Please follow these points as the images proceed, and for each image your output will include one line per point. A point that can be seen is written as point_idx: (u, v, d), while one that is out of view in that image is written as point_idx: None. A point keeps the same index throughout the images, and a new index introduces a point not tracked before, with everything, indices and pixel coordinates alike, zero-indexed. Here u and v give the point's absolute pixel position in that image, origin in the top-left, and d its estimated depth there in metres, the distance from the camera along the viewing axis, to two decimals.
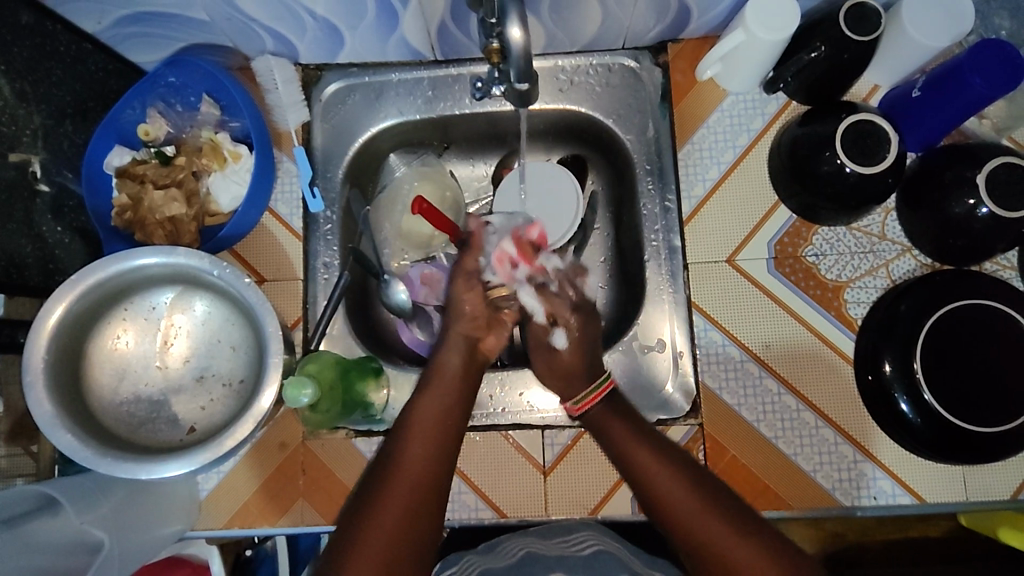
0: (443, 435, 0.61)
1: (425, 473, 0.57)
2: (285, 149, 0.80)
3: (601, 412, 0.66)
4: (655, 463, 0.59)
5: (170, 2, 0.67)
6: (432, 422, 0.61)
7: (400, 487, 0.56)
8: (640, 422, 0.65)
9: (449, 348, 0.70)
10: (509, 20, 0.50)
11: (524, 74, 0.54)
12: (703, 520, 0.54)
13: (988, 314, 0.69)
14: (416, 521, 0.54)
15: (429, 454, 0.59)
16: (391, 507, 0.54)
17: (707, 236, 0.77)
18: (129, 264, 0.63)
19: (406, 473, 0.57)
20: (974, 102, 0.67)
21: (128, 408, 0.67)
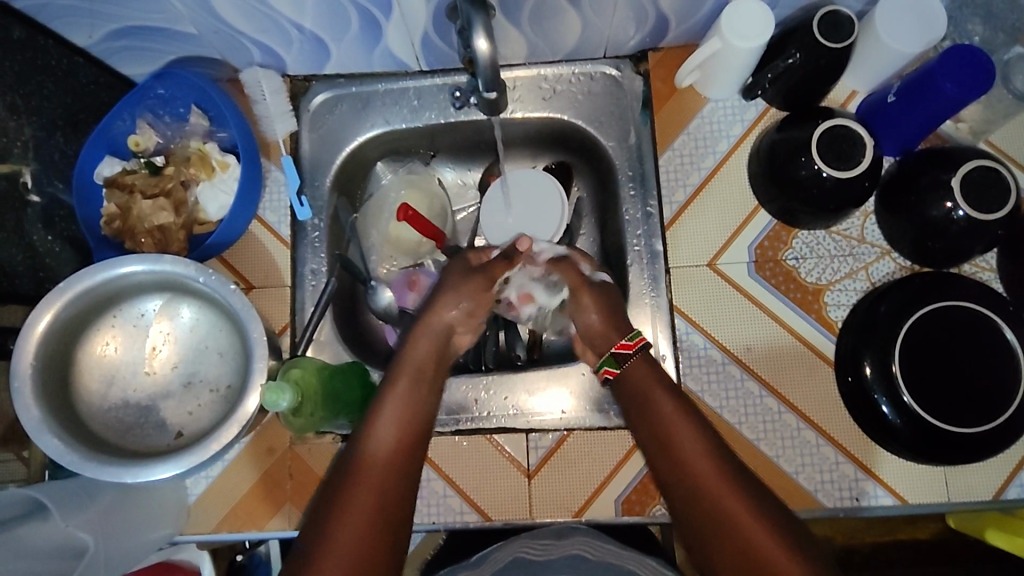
0: (407, 419, 0.65)
1: (390, 459, 0.62)
2: (274, 159, 0.82)
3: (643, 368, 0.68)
4: (690, 434, 0.62)
5: (157, 16, 0.68)
6: (397, 407, 0.65)
7: (370, 469, 0.60)
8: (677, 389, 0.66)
9: (423, 341, 0.71)
10: (476, 32, 0.51)
11: (493, 85, 0.54)
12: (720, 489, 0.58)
13: (967, 315, 0.70)
14: (388, 501, 0.59)
15: (393, 438, 0.63)
16: (363, 489, 0.59)
17: (689, 239, 0.78)
18: (117, 271, 0.64)
19: (375, 457, 0.61)
20: (949, 105, 0.68)
21: (117, 414, 0.68)
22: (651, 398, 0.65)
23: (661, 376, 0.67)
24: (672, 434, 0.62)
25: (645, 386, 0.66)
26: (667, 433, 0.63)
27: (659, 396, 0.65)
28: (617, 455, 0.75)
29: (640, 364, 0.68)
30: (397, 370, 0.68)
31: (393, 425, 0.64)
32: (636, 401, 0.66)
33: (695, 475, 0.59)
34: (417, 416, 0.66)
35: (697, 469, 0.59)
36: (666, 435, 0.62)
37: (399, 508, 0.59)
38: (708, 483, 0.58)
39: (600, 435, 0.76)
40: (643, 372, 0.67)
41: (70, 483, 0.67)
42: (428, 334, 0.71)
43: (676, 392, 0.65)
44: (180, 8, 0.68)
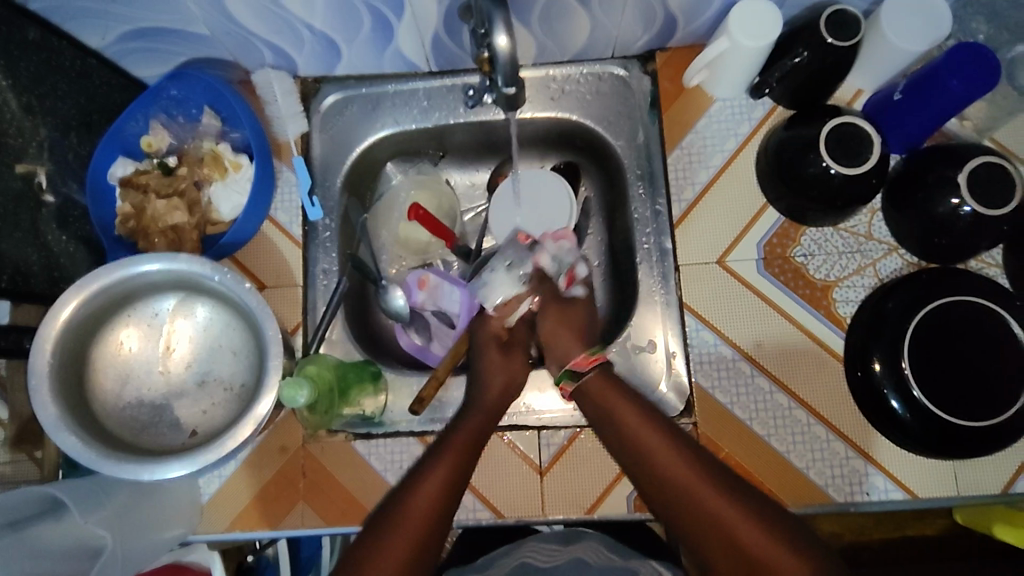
0: (451, 492, 0.60)
1: (421, 531, 0.57)
2: (285, 160, 0.82)
3: (599, 384, 0.65)
4: (662, 443, 0.59)
5: (171, 17, 0.69)
6: (444, 473, 0.60)
7: (398, 544, 0.56)
8: (640, 399, 0.63)
9: (472, 418, 0.67)
10: (496, 28, 0.52)
11: (512, 79, 0.55)
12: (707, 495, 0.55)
13: (975, 311, 0.70)
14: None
15: (433, 511, 0.58)
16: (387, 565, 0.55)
17: (698, 237, 0.79)
18: (133, 270, 0.64)
19: (408, 531, 0.57)
20: (956, 102, 0.69)
21: (132, 412, 0.68)
22: (613, 409, 0.63)
23: (622, 387, 0.65)
24: (645, 440, 0.59)
25: (609, 399, 0.64)
26: (640, 447, 0.59)
27: (622, 409, 0.62)
28: None
29: (597, 380, 0.65)
30: (447, 440, 0.64)
31: (436, 496, 0.59)
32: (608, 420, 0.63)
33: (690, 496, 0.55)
34: (461, 485, 0.61)
35: (678, 482, 0.56)
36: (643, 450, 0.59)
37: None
38: (703, 503, 0.54)
39: None
40: (604, 387, 0.65)
41: (86, 481, 0.67)
42: (478, 409, 0.68)
43: (638, 403, 0.62)
44: (194, 9, 0.69)
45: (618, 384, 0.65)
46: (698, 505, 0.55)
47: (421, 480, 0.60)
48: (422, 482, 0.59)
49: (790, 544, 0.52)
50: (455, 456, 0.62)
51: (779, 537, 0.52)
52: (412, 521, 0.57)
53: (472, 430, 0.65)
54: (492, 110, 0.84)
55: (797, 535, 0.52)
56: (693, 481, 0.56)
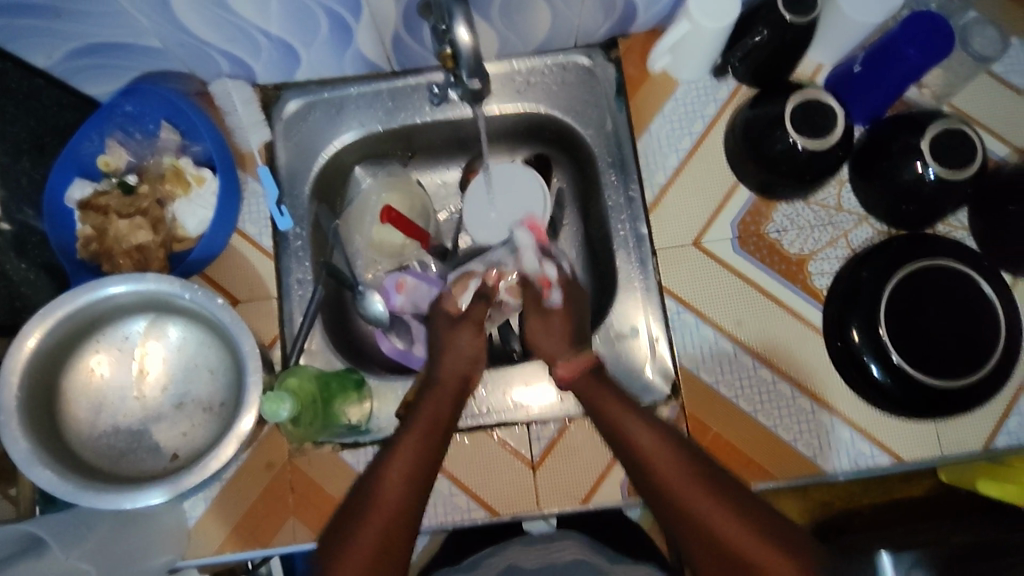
0: (418, 470, 0.61)
1: (393, 511, 0.59)
2: (249, 170, 0.80)
3: (584, 381, 0.67)
4: (663, 452, 0.60)
5: (121, 31, 0.68)
6: (411, 454, 0.61)
7: (371, 526, 0.58)
8: (623, 394, 0.65)
9: (438, 391, 0.68)
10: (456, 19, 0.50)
11: (475, 71, 0.54)
12: (687, 491, 0.57)
13: (946, 274, 0.72)
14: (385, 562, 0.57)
15: (403, 491, 0.59)
16: (363, 545, 0.57)
17: (672, 220, 0.79)
18: (99, 293, 0.62)
19: (381, 511, 0.58)
20: (912, 72, 0.71)
21: (108, 440, 0.66)
22: (605, 411, 0.65)
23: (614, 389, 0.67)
24: (645, 446, 0.61)
25: (603, 403, 0.65)
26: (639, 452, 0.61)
27: (617, 413, 0.64)
28: None
29: (583, 378, 0.67)
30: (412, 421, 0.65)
31: (404, 475, 0.60)
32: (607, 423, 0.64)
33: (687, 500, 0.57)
34: (431, 463, 0.62)
35: (660, 477, 0.59)
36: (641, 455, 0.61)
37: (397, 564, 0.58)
38: (683, 498, 0.57)
39: None
40: (588, 384, 0.67)
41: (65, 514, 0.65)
42: (442, 385, 0.68)
43: (630, 403, 0.65)
44: (144, 21, 0.67)
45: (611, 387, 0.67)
46: (678, 500, 0.57)
47: (388, 461, 0.61)
48: (389, 466, 0.61)
49: (762, 536, 0.55)
50: (420, 437, 0.63)
51: (755, 529, 0.55)
52: (384, 504, 0.59)
53: (436, 408, 0.66)
54: (457, 106, 0.83)
55: (773, 528, 0.55)
56: (688, 486, 0.58)
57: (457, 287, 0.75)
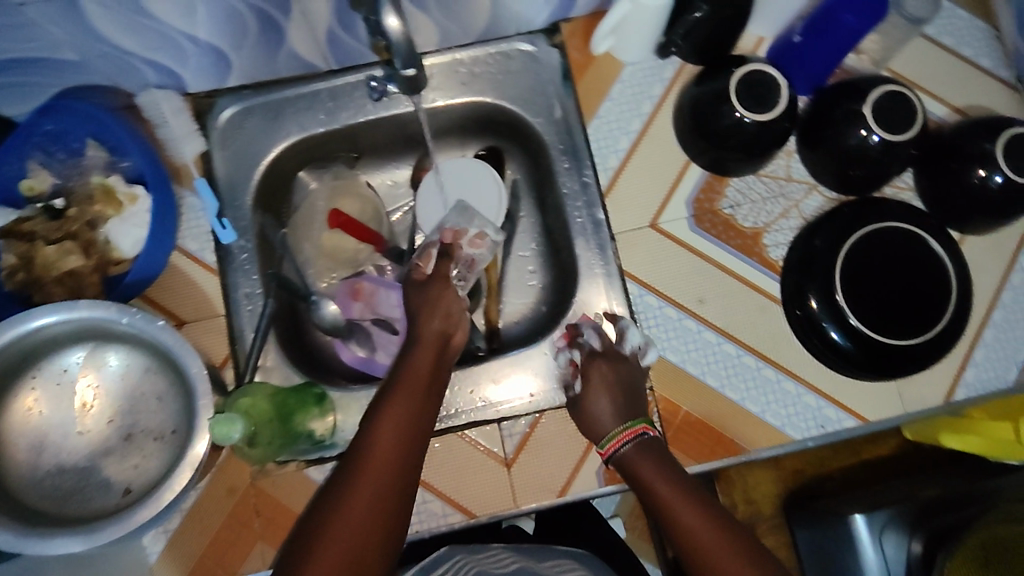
0: (412, 424, 0.60)
1: (391, 457, 0.58)
2: (186, 184, 0.76)
3: (630, 455, 0.66)
4: (705, 530, 0.60)
5: (32, 45, 0.64)
6: (406, 408, 0.61)
7: (370, 479, 0.56)
8: (673, 466, 0.65)
9: (420, 348, 0.67)
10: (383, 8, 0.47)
11: (410, 57, 0.52)
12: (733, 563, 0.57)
13: (896, 236, 0.73)
14: (386, 518, 0.55)
15: (400, 440, 0.59)
16: (361, 499, 0.55)
17: (628, 203, 0.78)
18: (28, 326, 0.58)
19: (377, 465, 0.57)
20: (849, 38, 0.72)
21: (53, 480, 0.62)
22: (657, 493, 0.63)
23: (664, 462, 0.65)
24: (701, 540, 0.59)
25: (643, 467, 0.65)
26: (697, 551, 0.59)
27: (661, 485, 0.63)
28: None
29: (635, 451, 0.66)
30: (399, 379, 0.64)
31: (398, 430, 0.59)
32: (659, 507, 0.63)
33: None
34: (423, 419, 0.61)
35: (707, 550, 0.59)
36: (697, 551, 0.59)
37: (397, 521, 0.56)
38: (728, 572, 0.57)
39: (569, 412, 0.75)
40: (640, 456, 0.66)
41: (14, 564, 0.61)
42: (425, 344, 0.67)
43: (677, 477, 0.64)
44: (57, 32, 0.63)
45: (660, 458, 0.65)
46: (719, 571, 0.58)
47: (380, 418, 0.60)
48: (382, 422, 0.59)
49: None
50: (412, 394, 0.62)
51: None
52: (382, 457, 0.57)
53: (421, 366, 0.65)
54: (401, 101, 0.81)
55: None
56: (728, 557, 0.58)
57: (420, 257, 0.76)
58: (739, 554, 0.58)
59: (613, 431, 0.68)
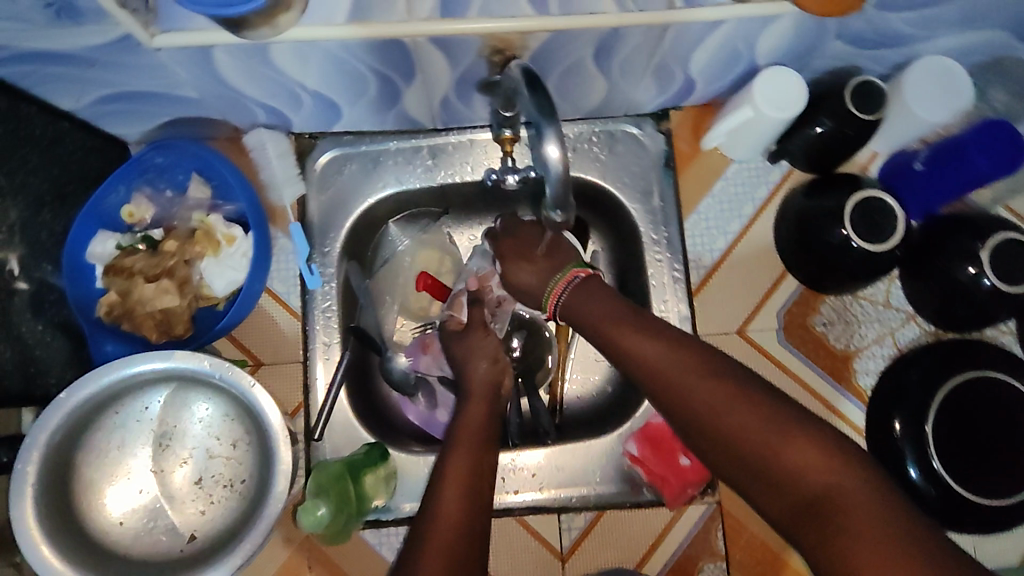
0: (476, 482, 0.56)
1: (460, 519, 0.53)
2: (280, 226, 0.77)
3: (574, 304, 0.63)
4: (679, 367, 0.53)
5: (157, 82, 0.63)
6: (466, 463, 0.57)
7: (441, 535, 0.52)
8: (636, 315, 0.59)
9: (473, 402, 0.64)
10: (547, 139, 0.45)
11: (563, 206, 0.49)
12: (733, 411, 0.50)
13: (997, 387, 0.71)
14: (463, 569, 0.50)
15: (463, 499, 0.54)
16: (435, 559, 0.50)
17: (716, 306, 0.78)
18: (126, 372, 0.59)
19: (447, 524, 0.53)
20: (975, 179, 0.69)
21: (124, 520, 0.63)
22: (633, 358, 0.56)
23: (629, 313, 0.59)
24: (710, 411, 0.51)
25: (614, 327, 0.59)
26: (699, 401, 0.51)
27: (618, 334, 0.58)
28: (653, 534, 0.75)
29: (577, 292, 0.63)
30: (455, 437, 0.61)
31: (464, 484, 0.55)
32: (653, 373, 0.54)
33: (758, 445, 0.48)
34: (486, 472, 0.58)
35: (692, 394, 0.52)
36: (696, 405, 0.51)
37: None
38: (730, 429, 0.50)
39: (636, 513, 0.75)
40: (600, 286, 0.63)
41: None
42: (477, 397, 0.65)
43: (632, 319, 0.58)
44: (182, 74, 0.62)
45: (622, 314, 0.58)
46: (717, 417, 0.50)
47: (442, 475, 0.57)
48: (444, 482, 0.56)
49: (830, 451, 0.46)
50: (471, 449, 0.59)
51: (839, 460, 0.46)
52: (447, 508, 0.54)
53: (476, 421, 0.62)
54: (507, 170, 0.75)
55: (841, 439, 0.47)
56: (728, 411, 0.50)
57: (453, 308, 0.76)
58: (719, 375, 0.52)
59: (554, 285, 0.65)
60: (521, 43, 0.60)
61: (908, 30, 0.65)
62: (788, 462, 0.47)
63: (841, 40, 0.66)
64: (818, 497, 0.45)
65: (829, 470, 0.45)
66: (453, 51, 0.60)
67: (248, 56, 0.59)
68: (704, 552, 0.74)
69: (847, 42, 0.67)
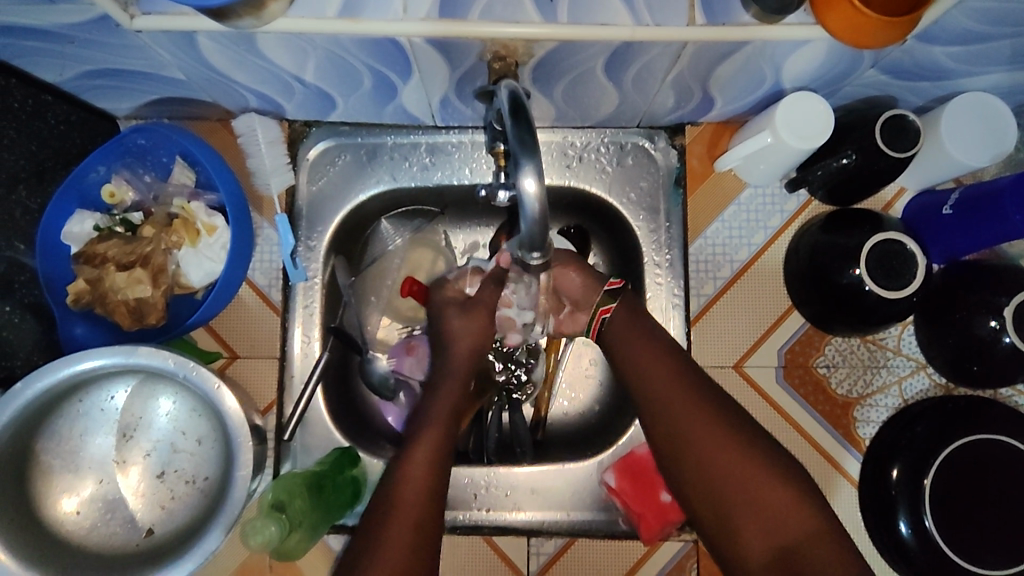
0: (441, 459, 0.59)
1: (421, 499, 0.56)
2: (267, 216, 0.75)
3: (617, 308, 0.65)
4: (684, 399, 0.59)
5: (141, 62, 0.60)
6: (428, 448, 0.59)
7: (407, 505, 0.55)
8: (648, 334, 0.63)
9: (450, 378, 0.64)
10: (524, 173, 0.44)
11: (536, 245, 0.48)
12: (725, 453, 0.57)
13: (1005, 451, 0.66)
14: (423, 546, 0.54)
15: (425, 481, 0.57)
16: (397, 536, 0.54)
17: (716, 337, 0.74)
18: (79, 367, 0.57)
19: (413, 493, 0.56)
20: (1009, 232, 0.64)
21: (81, 511, 0.61)
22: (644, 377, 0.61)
23: (645, 337, 0.63)
24: (708, 445, 0.57)
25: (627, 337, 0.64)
26: (699, 447, 0.57)
27: (631, 349, 0.63)
28: (626, 567, 0.72)
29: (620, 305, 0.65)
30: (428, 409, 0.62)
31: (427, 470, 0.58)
32: (659, 415, 0.60)
33: (753, 490, 0.55)
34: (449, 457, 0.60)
35: (691, 427, 0.58)
36: (698, 450, 0.57)
37: (432, 543, 0.55)
38: (723, 465, 0.56)
39: (609, 544, 0.72)
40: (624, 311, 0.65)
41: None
42: (456, 372, 0.65)
43: (643, 332, 0.64)
44: (166, 56, 0.58)
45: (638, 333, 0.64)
46: (704, 454, 0.57)
47: (412, 445, 0.59)
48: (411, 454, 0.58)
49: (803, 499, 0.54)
50: (441, 424, 0.61)
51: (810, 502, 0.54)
52: (414, 478, 0.57)
53: (451, 394, 0.63)
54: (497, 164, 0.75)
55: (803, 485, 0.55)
56: (720, 452, 0.57)
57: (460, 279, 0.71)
58: (725, 426, 0.57)
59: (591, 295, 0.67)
60: (525, 51, 0.56)
61: (951, 63, 0.59)
62: (780, 509, 0.54)
63: (876, 69, 0.61)
64: (790, 543, 0.53)
65: (808, 518, 0.53)
66: (451, 54, 0.56)
67: (233, 42, 0.55)
68: None
69: (882, 71, 0.61)
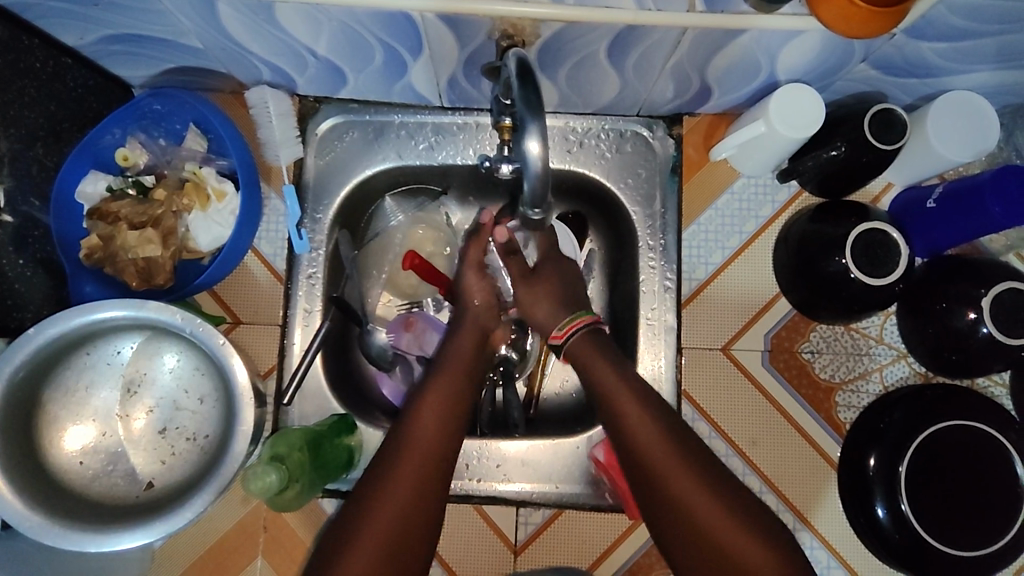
0: (450, 419, 0.62)
1: (436, 444, 0.60)
2: (274, 186, 0.77)
3: (584, 338, 0.65)
4: (659, 445, 0.58)
5: (160, 28, 0.61)
6: (443, 401, 0.62)
7: (402, 480, 0.57)
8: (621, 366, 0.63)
9: (462, 336, 0.68)
10: (528, 135, 0.47)
11: (537, 204, 0.51)
12: (694, 493, 0.56)
13: (977, 436, 0.69)
14: (432, 487, 0.58)
15: (439, 426, 0.61)
16: (407, 476, 0.57)
17: (705, 322, 0.77)
18: (92, 316, 0.59)
19: (418, 449, 0.59)
20: (988, 227, 0.67)
21: (83, 460, 0.63)
22: (624, 406, 0.61)
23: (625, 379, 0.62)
24: (678, 491, 0.56)
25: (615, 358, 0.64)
26: (669, 487, 0.57)
27: (607, 374, 0.62)
28: (610, 538, 0.74)
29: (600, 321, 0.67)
30: (440, 366, 0.66)
31: (443, 417, 0.61)
32: (625, 440, 0.60)
33: (727, 543, 0.54)
34: (463, 406, 0.63)
35: (665, 470, 0.57)
36: None
37: (443, 482, 0.59)
38: (697, 508, 0.56)
39: (595, 516, 0.74)
40: (587, 341, 0.65)
41: (2, 554, 0.60)
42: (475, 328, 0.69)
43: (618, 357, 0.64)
44: (186, 23, 0.60)
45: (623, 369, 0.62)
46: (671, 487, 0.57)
47: (418, 409, 0.61)
48: (417, 417, 0.61)
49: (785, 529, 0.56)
50: (455, 379, 0.64)
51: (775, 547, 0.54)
52: (415, 449, 0.59)
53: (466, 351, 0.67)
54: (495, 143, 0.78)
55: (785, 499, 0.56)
56: (693, 493, 0.56)
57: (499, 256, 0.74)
58: (688, 461, 0.57)
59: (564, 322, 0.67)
60: (532, 30, 0.58)
61: (938, 60, 0.62)
62: (739, 545, 0.54)
63: (867, 64, 0.64)
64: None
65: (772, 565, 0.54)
66: (461, 30, 0.58)
67: (252, 12, 0.57)
68: (657, 564, 0.74)
69: (873, 66, 0.64)
